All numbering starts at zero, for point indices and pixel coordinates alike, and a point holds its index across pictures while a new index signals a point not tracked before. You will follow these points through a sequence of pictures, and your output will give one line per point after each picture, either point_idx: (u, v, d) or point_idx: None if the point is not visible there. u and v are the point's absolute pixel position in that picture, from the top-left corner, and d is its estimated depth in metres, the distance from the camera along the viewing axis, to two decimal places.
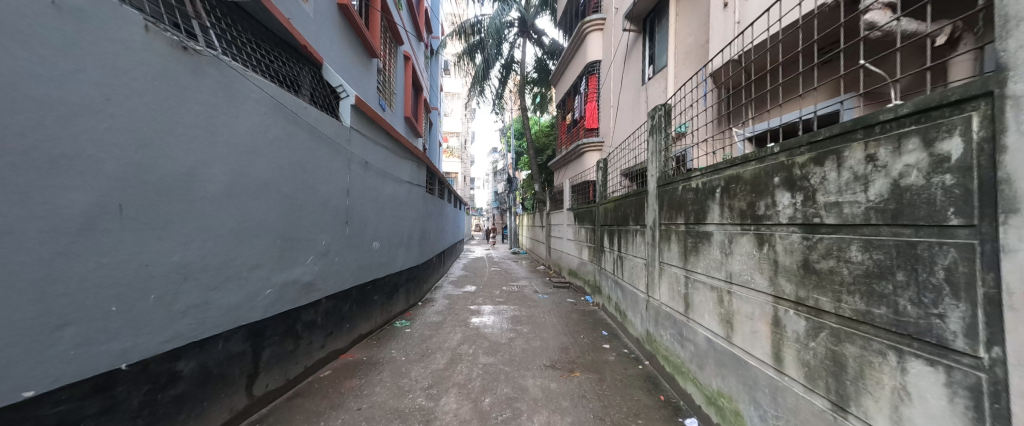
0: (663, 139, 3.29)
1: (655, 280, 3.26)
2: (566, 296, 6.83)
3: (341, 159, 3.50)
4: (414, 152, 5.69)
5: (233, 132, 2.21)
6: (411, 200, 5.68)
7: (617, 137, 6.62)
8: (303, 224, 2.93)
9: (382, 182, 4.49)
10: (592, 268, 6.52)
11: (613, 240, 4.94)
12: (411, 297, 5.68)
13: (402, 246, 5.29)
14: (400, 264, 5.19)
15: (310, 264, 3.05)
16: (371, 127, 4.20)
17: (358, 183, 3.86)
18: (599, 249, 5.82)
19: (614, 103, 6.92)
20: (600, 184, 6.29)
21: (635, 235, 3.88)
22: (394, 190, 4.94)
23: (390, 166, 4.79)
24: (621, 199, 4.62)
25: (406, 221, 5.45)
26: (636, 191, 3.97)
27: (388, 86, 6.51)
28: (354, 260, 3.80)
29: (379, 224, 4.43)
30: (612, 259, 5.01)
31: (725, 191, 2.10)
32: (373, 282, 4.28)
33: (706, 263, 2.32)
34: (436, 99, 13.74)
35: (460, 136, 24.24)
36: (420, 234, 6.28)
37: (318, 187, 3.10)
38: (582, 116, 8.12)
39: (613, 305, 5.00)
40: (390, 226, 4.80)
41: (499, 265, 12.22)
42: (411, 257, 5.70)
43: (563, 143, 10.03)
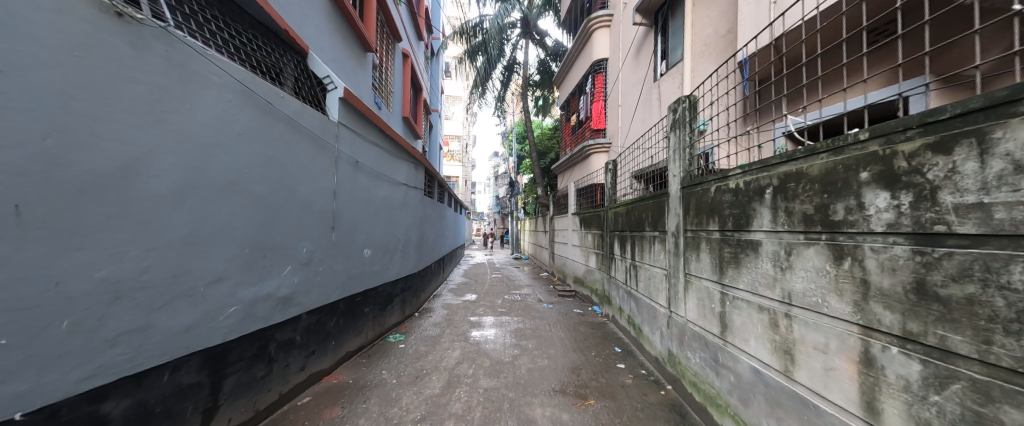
0: (687, 134, 2.92)
1: (680, 295, 2.88)
2: (572, 306, 6.42)
3: (327, 157, 3.14)
4: (412, 152, 5.34)
5: (188, 120, 1.86)
6: (408, 203, 5.32)
7: (627, 138, 6.27)
8: (280, 230, 2.57)
9: (375, 184, 4.14)
10: (600, 276, 6.12)
11: (626, 248, 4.54)
12: (408, 307, 5.29)
13: (398, 254, 4.92)
14: (395, 272, 4.82)
15: (288, 275, 2.67)
16: (364, 125, 3.87)
17: (348, 184, 3.50)
18: (609, 256, 5.43)
19: (622, 102, 6.58)
20: (608, 187, 5.93)
21: (653, 243, 3.49)
22: (389, 192, 4.58)
23: (384, 166, 4.45)
24: (634, 202, 4.25)
25: (402, 226, 5.09)
26: (654, 193, 3.60)
27: (385, 83, 6.18)
28: (342, 270, 3.43)
29: (371, 230, 4.07)
30: (624, 268, 4.63)
31: (779, 191, 1.73)
32: (363, 294, 3.90)
33: (752, 279, 1.93)
34: (437, 101, 13.44)
35: (461, 139, 23.98)
36: (418, 239, 5.91)
37: (297, 189, 2.74)
38: (588, 117, 7.79)
39: (625, 318, 4.59)
40: (384, 231, 4.44)
41: (501, 272, 11.81)
42: (407, 265, 5.32)
43: (567, 146, 9.70)
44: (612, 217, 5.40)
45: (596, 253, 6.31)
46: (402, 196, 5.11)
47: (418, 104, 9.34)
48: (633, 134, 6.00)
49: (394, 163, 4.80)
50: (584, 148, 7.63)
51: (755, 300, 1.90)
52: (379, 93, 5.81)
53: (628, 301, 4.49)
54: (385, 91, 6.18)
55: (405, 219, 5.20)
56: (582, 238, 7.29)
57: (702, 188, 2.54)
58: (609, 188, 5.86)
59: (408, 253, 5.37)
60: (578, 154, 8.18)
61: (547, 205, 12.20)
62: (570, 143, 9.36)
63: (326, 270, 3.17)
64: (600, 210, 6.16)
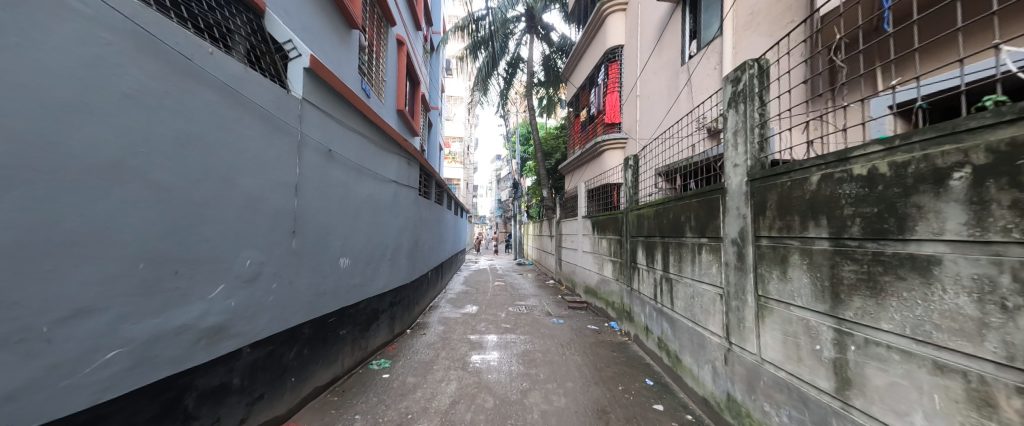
0: (752, 109, 2.21)
1: (748, 323, 2.16)
2: (585, 321, 5.69)
3: (287, 141, 2.45)
4: (404, 145, 4.67)
5: (23, 61, 1.16)
6: (399, 203, 4.63)
7: (648, 133, 5.57)
8: (207, 236, 1.87)
9: (355, 179, 3.45)
10: (617, 287, 5.40)
11: (655, 257, 3.83)
12: (397, 325, 4.59)
13: (386, 263, 4.22)
14: (383, 285, 4.12)
15: (222, 297, 1.98)
16: (342, 107, 3.20)
17: (317, 177, 2.81)
18: (631, 266, 4.71)
19: (641, 92, 5.89)
20: (626, 186, 5.21)
21: (700, 252, 2.77)
22: (374, 190, 3.88)
23: (368, 160, 3.76)
24: (666, 202, 3.53)
25: (392, 230, 4.40)
26: (698, 191, 2.88)
27: (377, 69, 5.53)
28: (308, 286, 2.73)
29: (350, 235, 3.38)
30: (652, 280, 3.92)
31: (997, 174, 0.99)
32: (339, 313, 3.19)
33: (917, 319, 1.21)
34: (437, 98, 12.81)
35: (462, 141, 23.39)
36: (412, 245, 5.22)
37: (236, 180, 2.04)
38: (601, 110, 7.11)
39: (654, 341, 3.86)
40: (368, 237, 3.74)
41: (504, 279, 11.05)
42: (398, 275, 4.62)
43: (576, 143, 9.02)
44: (634, 221, 4.68)
45: (612, 261, 5.61)
46: (392, 195, 4.42)
47: (416, 100, 8.71)
48: (657, 127, 5.31)
49: (382, 158, 4.12)
50: (596, 145, 6.95)
51: (928, 353, 1.17)
52: (368, 79, 5.16)
53: (657, 321, 3.76)
54: (376, 80, 5.54)
55: (395, 222, 4.51)
56: (595, 244, 6.58)
57: (789, 180, 1.83)
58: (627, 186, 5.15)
59: (399, 261, 4.67)
60: (589, 152, 7.49)
61: (553, 207, 11.50)
62: (580, 140, 8.66)
63: (284, 287, 2.47)
64: (618, 213, 5.45)
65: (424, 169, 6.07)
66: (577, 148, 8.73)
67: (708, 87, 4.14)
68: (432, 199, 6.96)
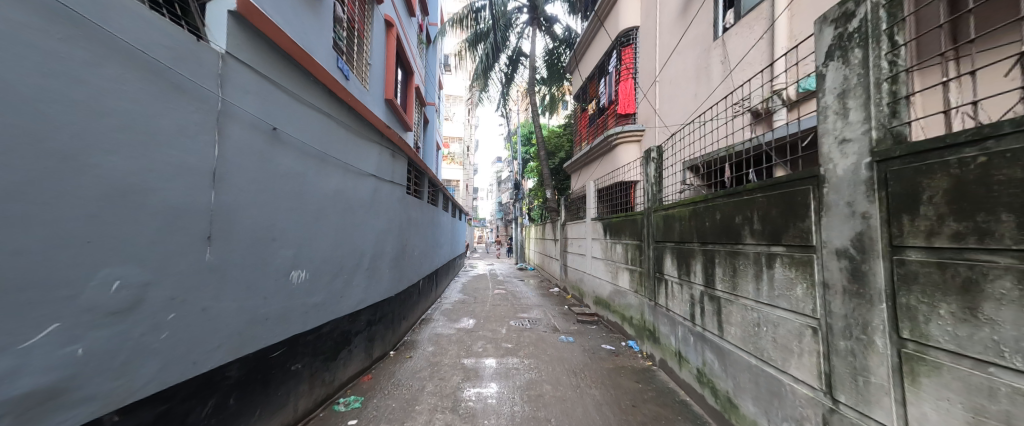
0: (870, 55, 1.47)
1: (879, 380, 1.41)
2: (598, 339, 4.94)
3: (198, 110, 1.73)
4: (388, 133, 3.97)
5: None
6: (379, 202, 3.88)
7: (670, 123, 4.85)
8: (20, 245, 1.12)
9: (316, 170, 2.71)
10: (636, 300, 4.65)
11: (693, 267, 3.08)
12: (377, 347, 3.83)
13: (362, 274, 3.48)
14: (356, 301, 3.37)
15: (60, 343, 1.23)
16: (296, 77, 2.48)
17: (250, 163, 2.07)
18: (655, 277, 3.98)
19: (660, 77, 5.17)
20: (646, 183, 4.49)
21: (773, 265, 2.05)
22: (344, 184, 3.14)
23: (336, 147, 3.03)
24: (710, 200, 2.80)
25: (370, 234, 3.66)
26: (766, 182, 2.14)
27: (358, 49, 4.84)
28: (235, 312, 1.99)
29: (307, 240, 2.63)
30: (688, 295, 3.17)
31: None
32: (290, 343, 2.45)
33: None
34: (433, 94, 12.14)
35: (462, 141, 22.69)
36: (397, 251, 4.48)
37: (91, 158, 1.31)
38: (612, 100, 6.40)
39: (690, 373, 3.12)
40: (335, 242, 3.00)
41: (505, 286, 10.32)
42: (378, 288, 3.87)
43: (583, 139, 8.30)
44: (660, 222, 3.93)
45: (630, 270, 4.86)
46: (371, 191, 3.68)
47: (408, 92, 8.02)
48: (682, 115, 4.59)
49: (356, 145, 3.39)
50: (608, 138, 6.21)
51: None
52: (347, 59, 4.46)
53: (696, 348, 3.00)
54: (357, 62, 4.83)
55: (374, 224, 3.77)
56: (607, 250, 5.82)
57: (982, 155, 1.09)
58: (647, 183, 4.41)
59: (380, 272, 3.93)
60: (599, 146, 6.76)
61: (557, 209, 10.76)
62: (588, 135, 7.94)
63: (191, 317, 1.73)
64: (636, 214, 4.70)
65: (414, 164, 5.36)
66: (584, 145, 8.02)
67: (754, 61, 3.41)
68: (424, 199, 6.23)
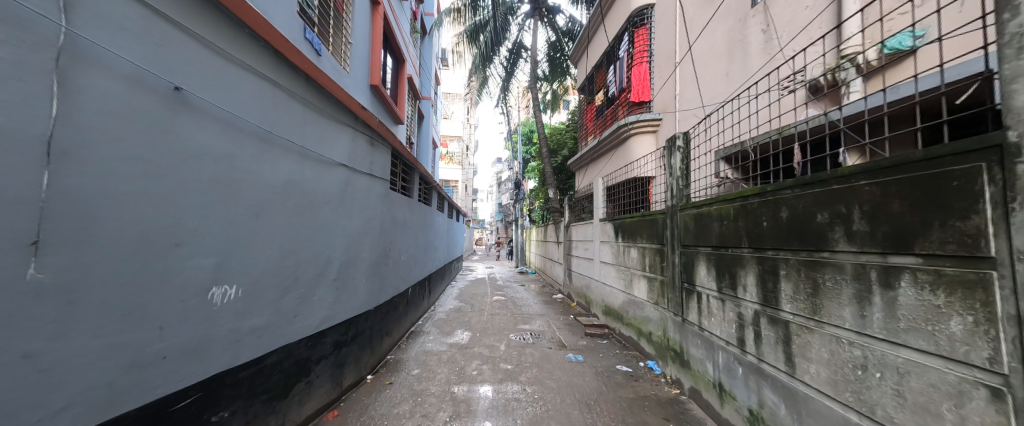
0: None
1: None
2: (611, 358, 4.28)
3: (11, 39, 1.09)
4: (365, 116, 3.33)
5: None
6: (353, 199, 3.23)
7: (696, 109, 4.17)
8: None
9: (253, 152, 2.06)
10: (657, 314, 4.00)
11: (742, 279, 2.43)
12: (348, 374, 3.17)
13: (326, 286, 2.82)
14: (318, 320, 2.71)
15: None
16: (220, 25, 1.84)
17: (130, 134, 1.42)
18: (684, 290, 3.34)
19: (683, 57, 4.50)
20: (669, 177, 3.83)
21: (893, 284, 1.40)
22: (301, 174, 2.49)
23: (287, 125, 2.38)
24: (770, 193, 2.15)
25: (340, 236, 3.01)
26: (876, 163, 1.49)
27: (335, 23, 4.21)
28: (102, 352, 1.34)
29: (239, 245, 1.98)
30: (735, 314, 2.51)
31: None
32: (208, 386, 1.80)
33: None
34: (429, 88, 11.51)
35: (461, 140, 22.03)
36: (378, 256, 3.82)
37: None
38: (624, 87, 5.76)
39: (737, 413, 2.46)
40: (285, 247, 2.35)
41: (504, 292, 9.64)
42: (351, 301, 3.21)
43: (589, 133, 7.66)
44: (690, 222, 3.27)
45: (650, 278, 4.20)
46: (341, 184, 3.03)
47: (399, 82, 7.41)
48: (712, 98, 3.92)
49: (319, 127, 2.74)
50: (619, 129, 5.57)
51: None
52: (320, 32, 3.84)
53: (748, 383, 2.35)
54: (334, 38, 4.20)
55: (346, 224, 3.12)
56: (620, 255, 5.17)
57: None
58: (670, 177, 3.76)
59: (354, 282, 3.27)
60: (609, 139, 6.11)
61: (559, 209, 10.13)
62: (595, 129, 7.30)
63: (4, 369, 1.09)
64: (657, 213, 4.04)
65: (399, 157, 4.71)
66: (591, 139, 7.38)
67: (812, 25, 2.77)
68: (414, 197, 5.58)
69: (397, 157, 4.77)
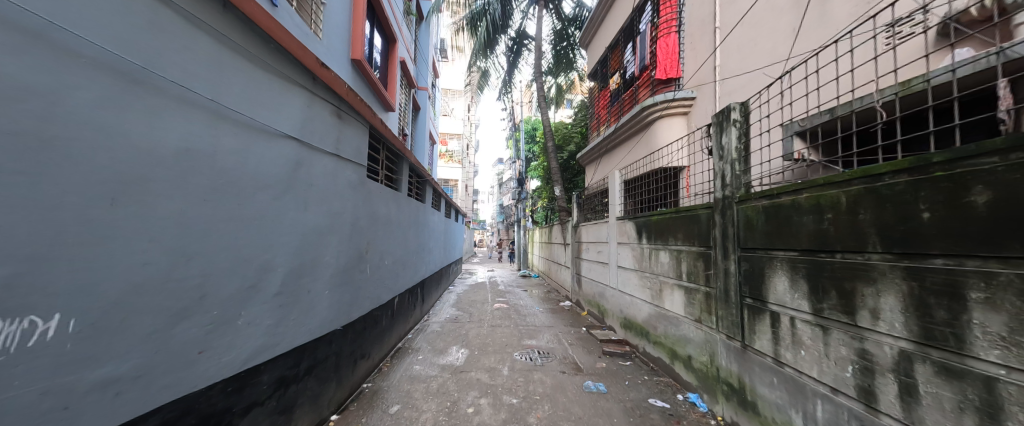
0: None
1: None
2: (641, 387, 3.45)
3: None
4: (329, 79, 2.52)
5: None
6: (310, 185, 2.44)
7: (757, 83, 3.25)
8: None
9: (109, 96, 1.27)
10: (700, 334, 3.18)
11: (867, 301, 1.63)
12: (299, 420, 2.35)
13: (262, 304, 2.01)
14: (245, 353, 1.90)
15: None
16: None
17: None
18: (747, 308, 2.54)
19: (743, 18, 3.47)
20: (716, 161, 3.03)
21: None
22: (214, 143, 1.70)
23: (188, 66, 1.59)
24: (940, 168, 1.34)
25: (287, 234, 2.21)
26: None
27: None
28: None
29: (75, 246, 1.18)
30: (852, 352, 1.70)
31: None
32: None
33: None
34: (426, 78, 10.72)
35: (461, 138, 21.22)
36: (348, 260, 3.01)
37: None
38: (646, 64, 4.96)
39: None
40: (184, 250, 1.55)
41: (507, 299, 8.79)
42: (304, 322, 2.39)
43: (602, 123, 6.85)
44: (756, 219, 2.46)
45: (689, 290, 3.38)
46: (289, 164, 2.24)
47: (390, 64, 6.63)
48: (781, 64, 3.00)
49: (253, 80, 1.95)
50: (642, 112, 4.77)
51: None
52: None
53: None
54: None
55: (298, 218, 2.32)
56: (645, 260, 4.35)
57: None
58: (720, 161, 2.95)
59: (310, 296, 2.46)
60: (628, 126, 5.29)
61: (567, 209, 9.31)
62: (609, 117, 6.50)
63: None
64: (700, 207, 3.22)
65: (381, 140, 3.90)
66: (605, 128, 6.57)
67: None
68: (402, 190, 4.78)
69: (379, 141, 3.99)
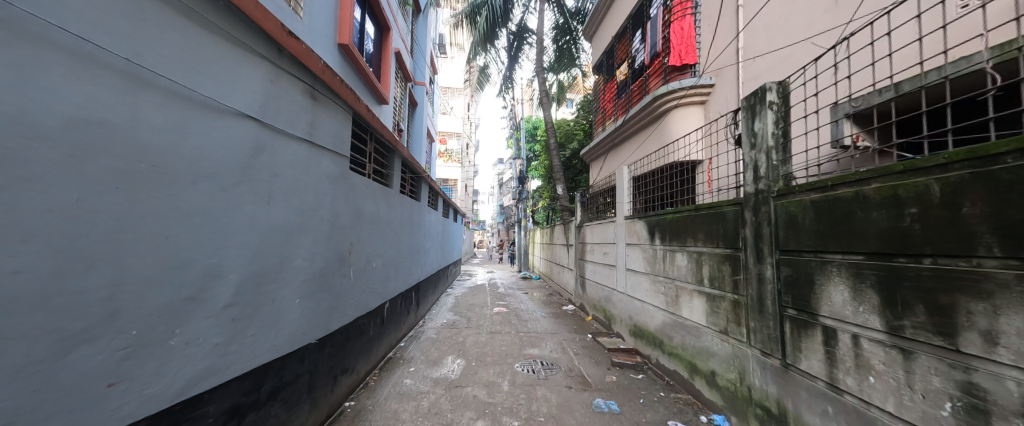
0: None
1: None
2: (658, 407, 3.06)
3: None
4: (299, 53, 2.15)
5: None
6: (274, 175, 2.06)
7: (791, 64, 2.86)
8: None
9: None
10: (728, 348, 2.80)
11: (976, 319, 1.26)
12: None
13: (206, 319, 1.64)
14: (182, 380, 1.53)
15: None
16: None
17: None
18: (790, 320, 2.17)
19: None
20: (747, 150, 2.65)
21: None
22: (132, 116, 1.33)
23: (88, 12, 1.21)
24: None
25: (243, 233, 1.84)
26: None
27: None
28: None
29: None
30: (951, 385, 1.33)
31: None
32: None
33: None
34: (423, 73, 10.34)
35: (460, 137, 20.84)
36: (326, 264, 2.63)
37: None
38: (659, 50, 4.58)
39: None
40: (82, 253, 1.18)
41: (507, 302, 8.40)
42: (266, 337, 2.02)
43: (609, 117, 6.47)
44: (801, 216, 2.08)
45: (713, 297, 3.00)
46: (247, 150, 1.87)
47: (383, 54, 6.26)
48: (824, 39, 2.60)
49: (192, 42, 1.57)
50: (654, 102, 4.39)
51: None
52: None
53: None
54: None
55: (258, 214, 1.95)
56: (659, 263, 3.97)
57: None
58: (751, 150, 2.58)
59: (275, 306, 2.09)
60: (638, 118, 4.92)
61: (569, 208, 8.92)
62: (616, 110, 6.11)
63: None
64: (727, 204, 2.85)
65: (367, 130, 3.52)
66: (611, 122, 6.20)
67: None
68: (393, 187, 4.41)
69: (367, 132, 3.64)
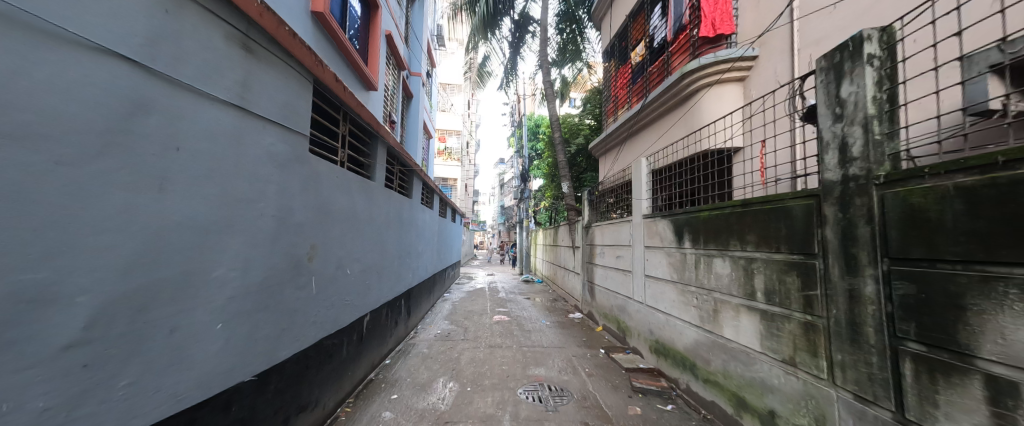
0: None
1: None
2: None
3: None
4: None
5: None
6: (173, 147, 1.41)
7: (878, 15, 2.23)
8: None
9: None
10: (799, 384, 2.15)
11: None
12: None
13: (12, 376, 0.97)
14: None
15: None
16: None
17: None
18: (913, 358, 1.53)
19: None
20: (826, 124, 2.00)
21: None
22: None
23: None
24: None
25: (108, 231, 1.19)
26: None
27: None
28: None
29: None
30: None
31: None
32: None
33: None
34: (419, 63, 9.72)
35: (460, 135, 20.19)
36: (270, 272, 1.99)
37: None
38: (686, 21, 3.94)
39: None
40: None
41: (508, 309, 7.74)
42: (157, 386, 1.37)
43: (622, 105, 5.83)
44: (935, 210, 1.43)
45: (773, 315, 2.36)
46: (115, 105, 1.22)
47: (371, 35, 5.64)
48: None
49: None
50: (681, 80, 3.76)
51: None
52: None
53: None
54: None
55: (142, 203, 1.30)
56: (691, 270, 3.33)
57: None
58: (836, 123, 1.92)
59: (176, 337, 1.44)
60: (660, 101, 4.29)
61: (576, 208, 8.27)
62: (631, 97, 5.47)
63: None
64: (793, 197, 2.21)
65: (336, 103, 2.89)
66: (625, 110, 5.55)
67: None
68: (373, 178, 3.76)
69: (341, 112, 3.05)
